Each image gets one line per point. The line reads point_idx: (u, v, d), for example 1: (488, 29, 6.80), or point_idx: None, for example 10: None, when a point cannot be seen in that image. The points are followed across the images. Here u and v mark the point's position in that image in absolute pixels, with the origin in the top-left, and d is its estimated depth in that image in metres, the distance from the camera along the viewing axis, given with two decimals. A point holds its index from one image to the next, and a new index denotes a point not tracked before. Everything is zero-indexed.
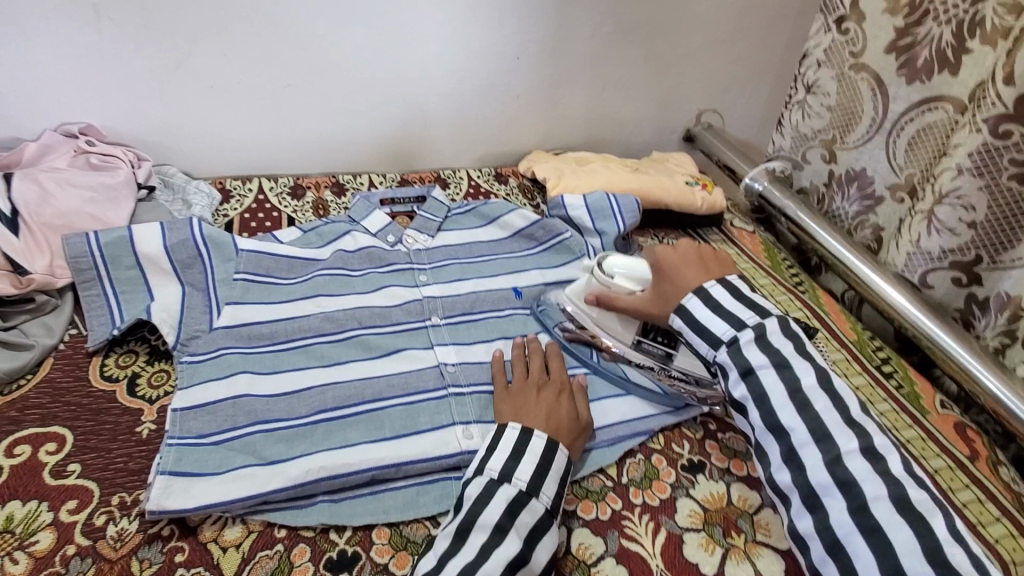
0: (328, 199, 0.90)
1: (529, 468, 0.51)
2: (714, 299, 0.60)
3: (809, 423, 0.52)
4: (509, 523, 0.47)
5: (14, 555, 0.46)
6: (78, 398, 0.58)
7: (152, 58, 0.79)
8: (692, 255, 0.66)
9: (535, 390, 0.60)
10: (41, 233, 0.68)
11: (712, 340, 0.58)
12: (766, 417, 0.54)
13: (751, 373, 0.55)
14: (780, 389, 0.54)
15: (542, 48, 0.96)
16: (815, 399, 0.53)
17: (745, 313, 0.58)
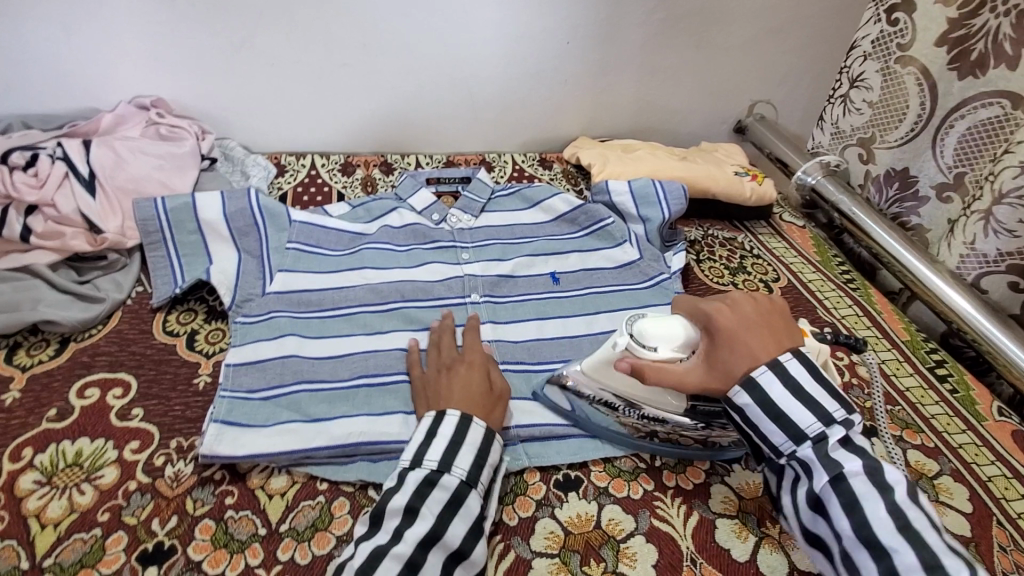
0: (376, 176, 0.93)
1: (440, 448, 0.49)
2: (797, 382, 0.48)
3: (923, 556, 0.41)
4: (419, 503, 0.46)
5: (82, 487, 0.49)
6: (143, 349, 0.62)
7: (220, 37, 0.83)
8: (745, 304, 0.52)
9: (444, 370, 0.57)
10: (116, 196, 0.72)
11: (795, 433, 0.47)
12: (857, 531, 0.43)
13: (845, 483, 0.45)
14: (879, 499, 0.44)
15: (593, 34, 0.95)
16: (916, 517, 0.43)
17: (832, 404, 0.47)
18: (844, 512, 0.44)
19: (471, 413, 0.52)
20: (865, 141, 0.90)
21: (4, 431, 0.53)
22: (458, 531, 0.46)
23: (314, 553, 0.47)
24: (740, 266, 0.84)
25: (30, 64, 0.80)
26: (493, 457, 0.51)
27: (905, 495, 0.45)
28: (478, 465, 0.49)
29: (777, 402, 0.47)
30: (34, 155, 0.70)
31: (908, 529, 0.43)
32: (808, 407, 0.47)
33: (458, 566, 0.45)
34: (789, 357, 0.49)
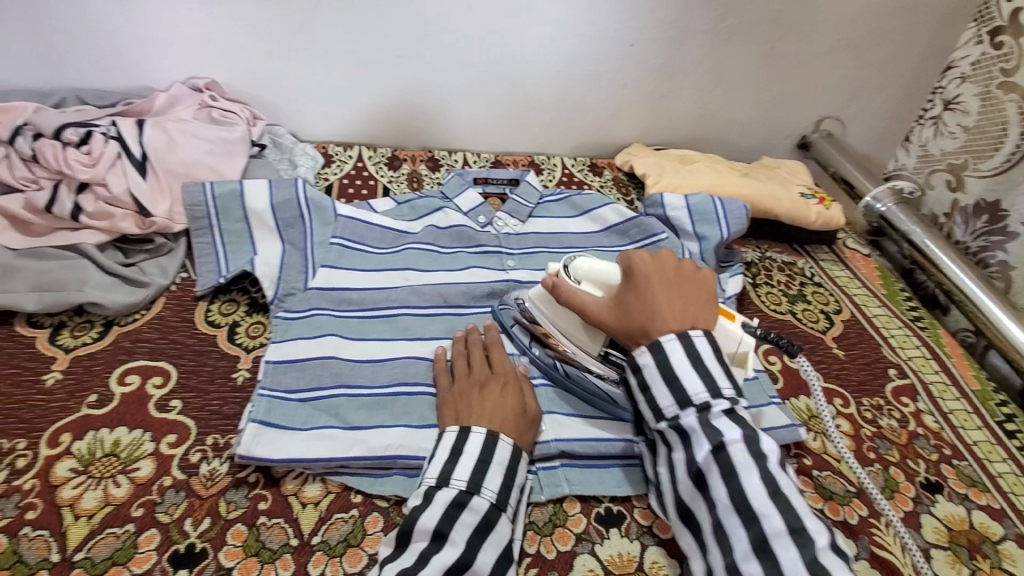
0: (423, 173, 0.91)
1: (468, 467, 0.47)
2: (696, 349, 0.49)
3: (788, 521, 0.42)
4: (448, 528, 0.44)
5: (118, 478, 0.49)
6: (184, 338, 0.61)
7: (278, 22, 0.82)
8: (668, 270, 0.55)
9: (477, 385, 0.55)
10: (166, 178, 0.72)
11: (682, 398, 0.48)
12: (730, 496, 0.44)
13: (722, 448, 0.45)
14: (753, 466, 0.44)
15: (658, 36, 0.91)
16: (784, 486, 0.44)
17: (721, 378, 0.49)
18: (719, 477, 0.45)
19: (504, 434, 0.50)
20: (955, 168, 0.86)
21: (44, 413, 0.52)
22: (487, 560, 0.44)
23: (345, 570, 0.45)
24: (799, 294, 0.80)
25: (88, 38, 0.80)
26: (520, 476, 0.50)
27: (777, 464, 0.46)
28: (507, 486, 0.48)
29: (672, 366, 0.49)
30: (88, 133, 0.70)
31: (777, 495, 0.43)
32: (699, 374, 0.48)
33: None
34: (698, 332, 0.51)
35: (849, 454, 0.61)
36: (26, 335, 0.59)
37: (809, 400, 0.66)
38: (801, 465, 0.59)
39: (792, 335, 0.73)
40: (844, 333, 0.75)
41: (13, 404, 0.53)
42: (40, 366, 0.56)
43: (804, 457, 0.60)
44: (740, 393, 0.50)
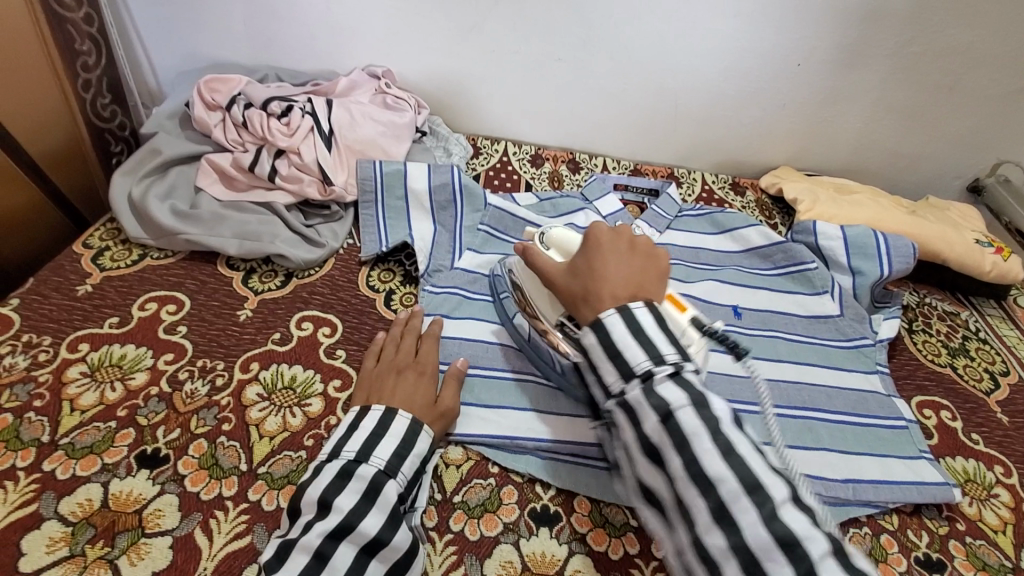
0: (563, 173, 0.94)
1: (359, 439, 0.47)
2: (635, 319, 0.44)
3: (743, 480, 0.38)
4: (333, 495, 0.44)
5: (294, 410, 0.55)
6: (349, 297, 0.68)
7: (453, 18, 0.86)
8: (619, 244, 0.52)
9: (393, 371, 0.55)
10: (346, 153, 0.80)
11: (625, 371, 0.43)
12: (687, 467, 0.39)
13: (671, 418, 0.41)
14: (704, 432, 0.40)
15: (832, 59, 0.87)
16: (737, 443, 0.40)
17: (666, 344, 0.44)
18: (670, 449, 0.40)
19: (408, 412, 0.50)
20: None
21: (238, 343, 0.60)
22: (375, 520, 0.43)
23: (482, 532, 0.48)
24: (961, 348, 0.73)
25: (292, 23, 0.90)
26: (421, 447, 0.49)
27: (731, 425, 0.41)
28: (400, 455, 0.47)
29: (614, 340, 0.44)
30: (289, 107, 0.79)
31: (730, 453, 0.39)
32: (641, 343, 0.43)
33: (375, 556, 0.42)
34: (641, 304, 0.46)
35: (1009, 526, 0.55)
36: (226, 274, 0.68)
37: (967, 462, 0.60)
38: (952, 528, 0.55)
39: (950, 391, 0.67)
40: (1011, 398, 0.68)
41: (214, 331, 0.61)
42: (235, 302, 0.65)
43: (957, 520, 0.55)
44: (687, 356, 0.44)
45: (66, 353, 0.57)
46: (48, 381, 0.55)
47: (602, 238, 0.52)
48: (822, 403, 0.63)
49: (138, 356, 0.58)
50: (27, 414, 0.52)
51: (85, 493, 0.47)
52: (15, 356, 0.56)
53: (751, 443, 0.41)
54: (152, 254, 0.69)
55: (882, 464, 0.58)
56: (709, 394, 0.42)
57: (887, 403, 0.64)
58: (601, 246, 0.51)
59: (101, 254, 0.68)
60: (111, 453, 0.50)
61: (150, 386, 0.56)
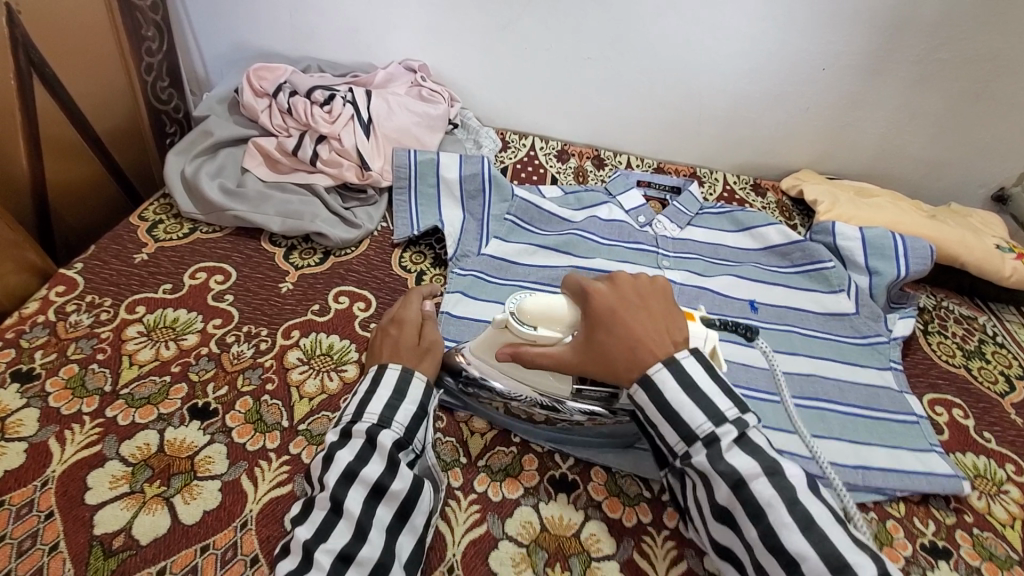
0: (588, 169, 0.97)
1: (353, 404, 0.51)
2: (688, 378, 0.46)
3: (821, 553, 0.40)
4: (337, 448, 0.47)
5: (332, 375, 0.59)
6: (383, 276, 0.72)
7: (489, 17, 0.90)
8: (624, 294, 0.50)
9: (379, 333, 0.59)
10: (382, 141, 0.84)
11: (687, 434, 0.45)
12: (762, 538, 0.41)
13: (742, 485, 0.43)
14: (780, 503, 0.42)
15: (857, 64, 0.88)
16: (813, 512, 0.42)
17: (725, 403, 0.45)
18: (746, 517, 0.42)
19: (399, 364, 0.54)
20: None
21: (280, 312, 0.65)
22: (376, 467, 0.46)
23: (504, 494, 0.52)
24: (976, 350, 0.74)
25: (335, 18, 0.94)
26: (415, 394, 0.52)
27: (806, 491, 0.43)
28: (394, 405, 0.50)
29: (669, 401, 0.46)
30: (331, 96, 0.84)
31: (807, 526, 0.41)
32: (699, 404, 0.45)
33: (381, 500, 0.46)
34: (687, 355, 0.47)
35: (1017, 521, 0.57)
36: (269, 250, 0.73)
37: (978, 459, 0.62)
38: (959, 519, 0.57)
39: (963, 390, 0.69)
40: None
41: (259, 300, 0.66)
42: (277, 275, 0.69)
43: (964, 512, 0.57)
44: (747, 413, 0.46)
45: (125, 314, 0.62)
46: (108, 338, 0.60)
47: (610, 287, 0.51)
48: (833, 394, 0.65)
49: (189, 319, 0.63)
50: (91, 366, 0.57)
51: (143, 438, 0.52)
52: (80, 314, 0.61)
53: (829, 509, 0.42)
54: (201, 228, 0.74)
55: (890, 454, 0.60)
56: (784, 460, 0.44)
57: (898, 398, 0.65)
58: (605, 305, 0.50)
59: (155, 226, 0.73)
60: (165, 405, 0.54)
61: (200, 347, 0.60)
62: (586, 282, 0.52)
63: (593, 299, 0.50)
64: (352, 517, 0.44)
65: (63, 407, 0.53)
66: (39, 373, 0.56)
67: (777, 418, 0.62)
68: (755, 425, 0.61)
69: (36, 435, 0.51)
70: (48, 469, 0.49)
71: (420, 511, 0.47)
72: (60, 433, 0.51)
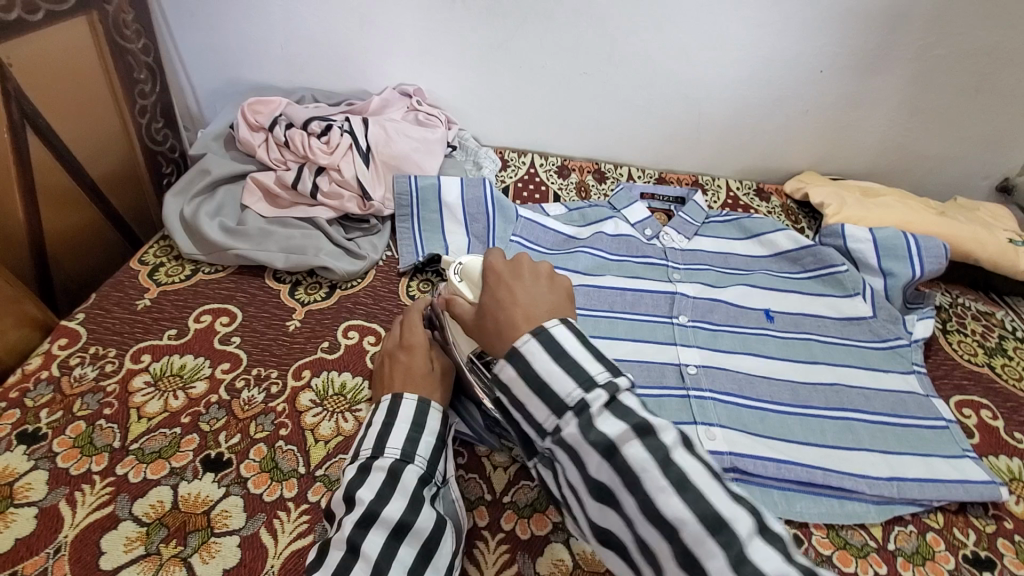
0: (590, 183, 0.96)
1: (371, 436, 0.49)
2: (555, 342, 0.40)
3: (700, 513, 0.34)
4: (358, 488, 0.45)
5: (347, 415, 0.57)
6: (392, 307, 0.71)
7: (482, 38, 0.90)
8: (521, 273, 0.47)
9: (387, 360, 0.58)
10: (382, 168, 0.83)
11: (557, 406, 0.38)
12: (641, 508, 0.35)
13: (614, 453, 0.36)
14: (654, 465, 0.36)
15: (852, 64, 0.88)
16: (692, 473, 0.36)
17: (595, 364, 0.39)
18: (621, 489, 0.36)
19: (414, 394, 0.52)
20: None
21: (290, 352, 0.63)
22: (398, 506, 0.44)
23: (533, 532, 0.50)
24: (998, 347, 0.73)
25: (327, 47, 0.94)
26: (433, 422, 0.51)
27: (682, 446, 0.37)
28: (414, 438, 0.49)
29: (539, 374, 0.39)
30: (328, 126, 0.82)
31: (684, 487, 0.35)
32: (567, 369, 0.39)
33: (403, 541, 0.43)
34: (558, 322, 0.42)
35: None
36: (273, 287, 0.71)
37: (1013, 461, 0.60)
38: (1000, 527, 0.55)
39: (989, 390, 0.68)
40: None
41: (267, 340, 0.64)
42: (284, 313, 0.68)
43: (1005, 519, 0.55)
44: (620, 372, 0.40)
45: (130, 364, 0.61)
46: (115, 391, 0.58)
47: (504, 264, 0.48)
48: (860, 403, 0.63)
49: (197, 365, 0.61)
50: (98, 422, 0.55)
51: (156, 495, 0.50)
52: (84, 367, 0.60)
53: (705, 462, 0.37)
54: (204, 268, 0.73)
55: (923, 463, 0.58)
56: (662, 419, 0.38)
57: (925, 403, 0.64)
58: (501, 279, 0.47)
59: (156, 270, 0.72)
60: (177, 458, 0.53)
61: (210, 395, 0.58)
62: (500, 258, 0.49)
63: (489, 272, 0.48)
64: (368, 561, 0.41)
65: (71, 468, 0.52)
66: (46, 433, 0.54)
67: (804, 432, 0.60)
68: (783, 441, 0.59)
69: (46, 499, 0.49)
70: (60, 535, 0.47)
71: (442, 552, 0.44)
72: (70, 495, 0.50)
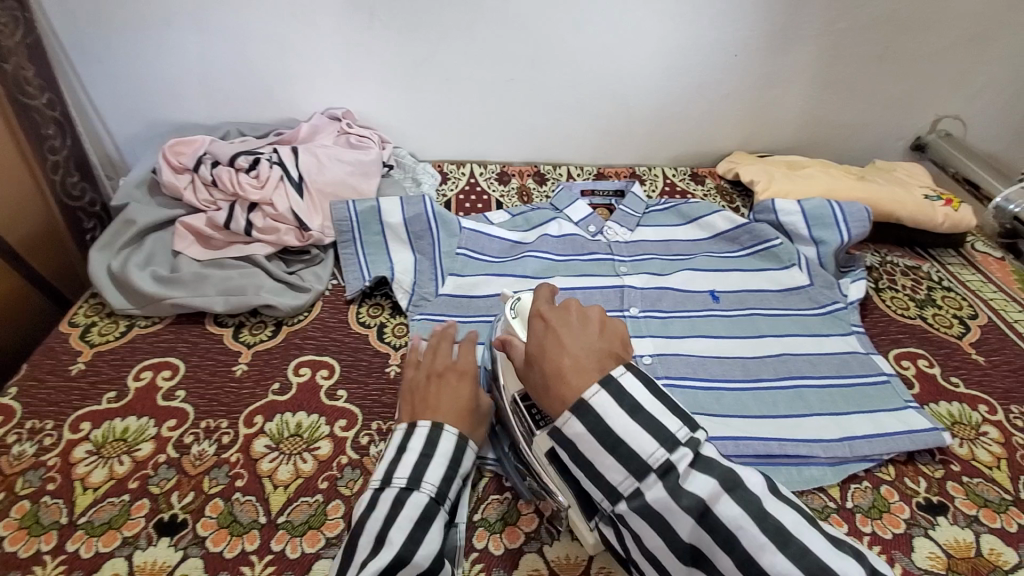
0: (531, 187, 0.97)
1: (409, 465, 0.47)
2: (630, 399, 0.41)
3: (802, 565, 0.36)
4: (388, 530, 0.44)
5: (305, 455, 0.56)
6: (343, 337, 0.69)
7: (406, 55, 0.89)
8: (571, 321, 0.46)
9: (434, 378, 0.55)
10: (317, 197, 0.81)
11: (638, 467, 0.39)
12: (741, 567, 0.36)
13: (706, 513, 0.37)
14: (748, 520, 0.37)
15: (762, 45, 0.92)
16: (784, 520, 0.38)
17: (674, 423, 0.40)
18: (718, 547, 0.37)
19: (453, 427, 0.51)
20: None
21: (239, 398, 0.61)
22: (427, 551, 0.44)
23: (506, 546, 0.50)
24: (927, 298, 0.77)
25: (247, 79, 0.91)
26: (467, 464, 0.50)
27: (770, 496, 0.39)
28: (449, 478, 0.48)
29: (614, 431, 0.40)
30: (256, 160, 0.80)
31: (785, 542, 0.36)
32: (642, 428, 0.40)
33: None
34: (623, 369, 0.42)
35: (1001, 461, 0.59)
36: (216, 333, 0.69)
37: (952, 405, 0.64)
38: (947, 470, 0.58)
39: (924, 340, 0.71)
40: (983, 339, 0.72)
41: (213, 390, 0.62)
42: (229, 358, 0.66)
43: (951, 462, 0.59)
44: (693, 427, 0.41)
45: (70, 434, 0.57)
46: (57, 465, 0.55)
47: (548, 311, 0.47)
48: (807, 370, 0.66)
49: (141, 426, 0.58)
50: (43, 499, 0.52)
51: (111, 569, 0.48)
52: (21, 444, 0.56)
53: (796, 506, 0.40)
54: (139, 323, 0.70)
55: (870, 419, 0.61)
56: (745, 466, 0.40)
57: (867, 361, 0.67)
58: (552, 329, 0.45)
59: (88, 331, 0.68)
60: (129, 526, 0.50)
61: (158, 455, 0.56)
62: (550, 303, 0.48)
63: (538, 319, 0.46)
64: None
65: (19, 551, 0.48)
66: None
67: (758, 406, 0.62)
68: (740, 417, 0.61)
69: None
70: None
71: None
72: None
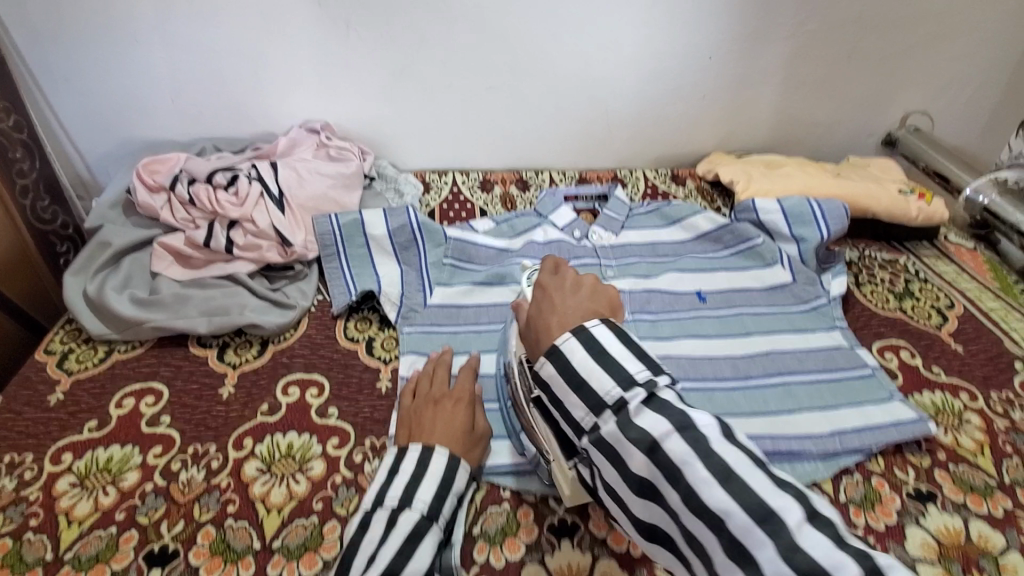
0: (514, 194, 0.97)
1: (401, 483, 0.48)
2: (597, 345, 0.43)
3: (750, 510, 0.33)
4: (380, 547, 0.44)
5: (297, 476, 0.55)
6: (331, 353, 0.68)
7: (384, 65, 0.89)
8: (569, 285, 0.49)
9: (429, 403, 0.56)
10: (299, 212, 0.80)
11: (594, 402, 0.41)
12: (684, 500, 0.35)
13: (656, 449, 0.37)
14: (695, 458, 0.35)
15: (735, 47, 0.93)
16: (733, 462, 0.35)
17: (635, 364, 0.41)
18: (663, 480, 0.37)
19: (445, 448, 0.51)
20: None
21: (227, 422, 0.60)
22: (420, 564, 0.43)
23: (507, 557, 0.50)
24: (906, 290, 0.79)
25: (223, 94, 0.89)
26: (459, 483, 0.50)
27: (724, 440, 0.37)
28: (441, 496, 0.48)
29: (574, 367, 0.43)
30: (234, 176, 0.79)
31: (727, 477, 0.35)
32: (605, 369, 0.41)
33: None
34: (596, 321, 0.45)
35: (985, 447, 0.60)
36: (199, 354, 0.67)
37: (935, 395, 0.66)
38: (934, 459, 0.59)
39: (905, 332, 0.73)
40: (960, 328, 0.74)
41: (199, 414, 0.61)
42: (215, 380, 0.64)
43: (937, 451, 0.60)
44: (659, 371, 0.41)
45: (51, 466, 0.55)
46: (39, 499, 0.53)
47: (547, 278, 0.51)
48: (794, 366, 0.67)
49: (126, 455, 0.57)
50: (26, 535, 0.50)
51: None
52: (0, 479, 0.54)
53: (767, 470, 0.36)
54: (119, 347, 0.68)
55: (857, 412, 0.62)
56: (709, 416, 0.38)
57: (851, 355, 0.68)
58: (548, 288, 0.50)
59: (65, 358, 0.66)
60: (118, 559, 0.49)
61: (144, 484, 0.54)
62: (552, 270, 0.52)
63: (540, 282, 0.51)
64: None
65: None
66: None
67: (749, 403, 0.63)
68: (732, 416, 0.61)
69: None
70: None
71: None
72: None
